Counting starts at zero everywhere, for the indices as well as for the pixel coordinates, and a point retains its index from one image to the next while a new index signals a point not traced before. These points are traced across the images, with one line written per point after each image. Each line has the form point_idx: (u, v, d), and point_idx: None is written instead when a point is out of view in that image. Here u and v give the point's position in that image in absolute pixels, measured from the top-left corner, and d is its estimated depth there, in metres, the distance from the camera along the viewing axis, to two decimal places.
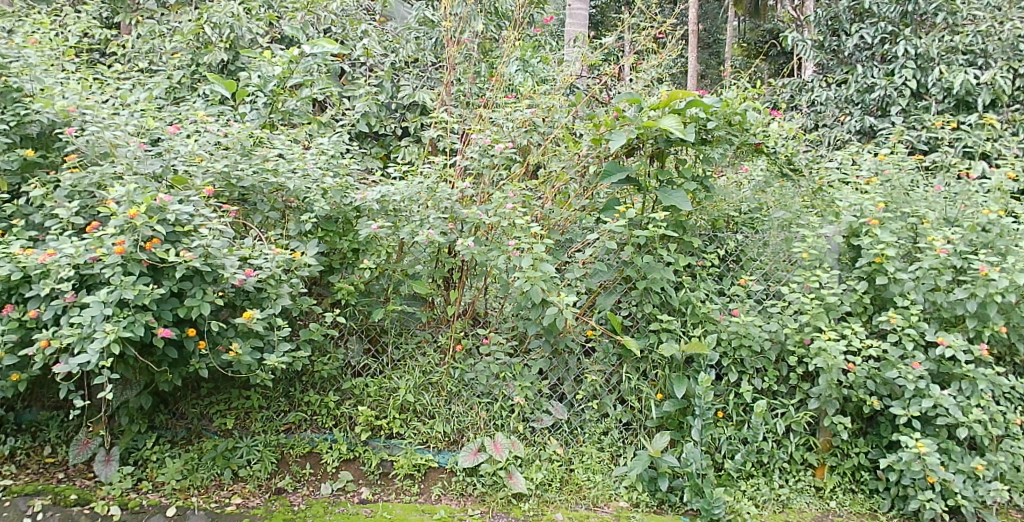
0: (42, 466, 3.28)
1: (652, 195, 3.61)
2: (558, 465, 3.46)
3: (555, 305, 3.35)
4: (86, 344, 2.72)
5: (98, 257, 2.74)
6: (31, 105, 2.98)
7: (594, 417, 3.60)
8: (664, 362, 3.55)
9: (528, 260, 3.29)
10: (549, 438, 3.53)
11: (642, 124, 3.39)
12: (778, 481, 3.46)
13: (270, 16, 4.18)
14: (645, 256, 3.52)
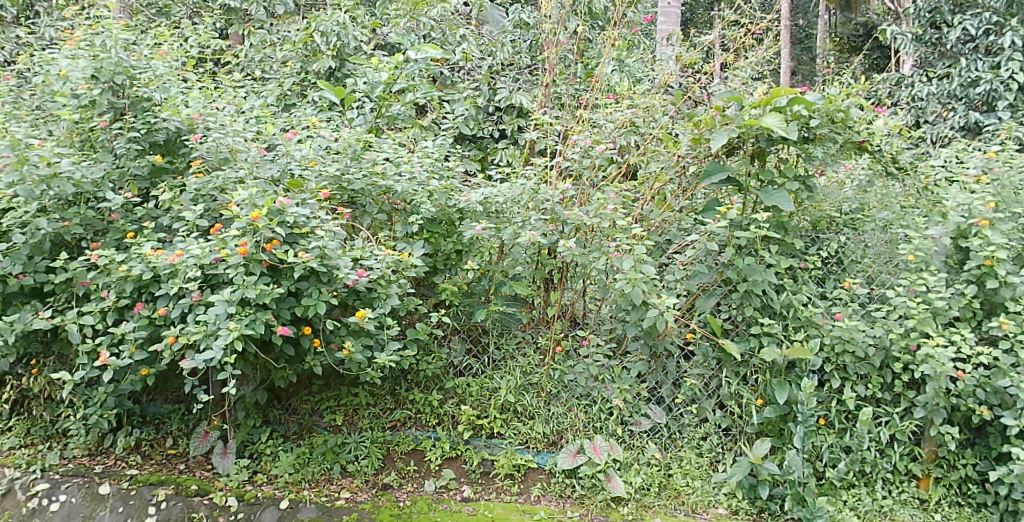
0: (166, 457, 3.33)
1: (753, 195, 3.53)
2: (656, 470, 3.43)
3: (656, 308, 3.32)
4: (210, 341, 2.85)
5: (223, 257, 2.88)
6: (159, 113, 3.07)
7: (693, 421, 3.53)
8: (765, 367, 3.46)
9: (629, 261, 3.28)
10: (647, 442, 3.50)
11: (744, 122, 3.32)
12: (881, 492, 3.32)
13: (375, 23, 4.25)
14: (746, 258, 3.43)
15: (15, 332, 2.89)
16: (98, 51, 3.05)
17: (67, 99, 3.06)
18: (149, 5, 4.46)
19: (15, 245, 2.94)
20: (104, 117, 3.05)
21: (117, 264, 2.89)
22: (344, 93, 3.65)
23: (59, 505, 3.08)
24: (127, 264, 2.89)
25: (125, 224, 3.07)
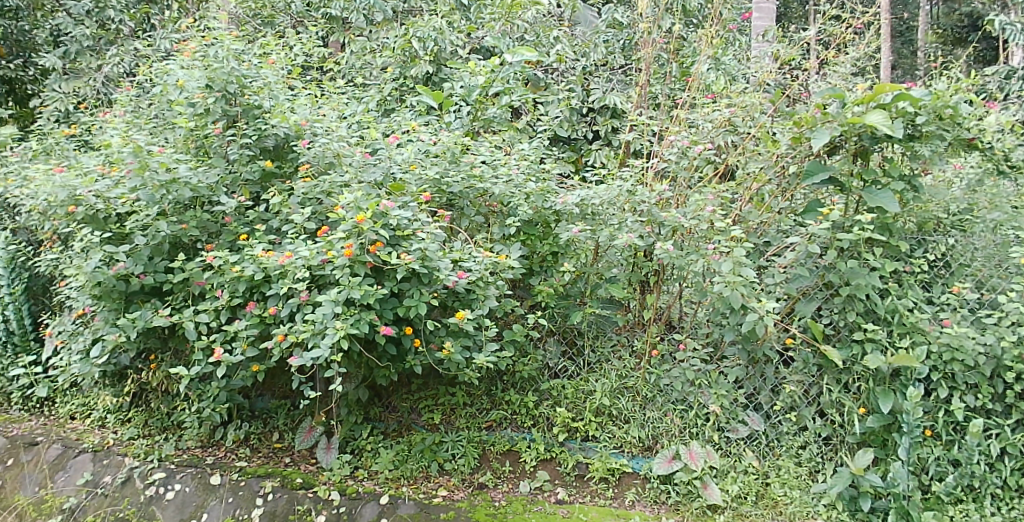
0: (272, 451, 3.35)
1: (855, 195, 3.39)
2: (753, 478, 3.34)
3: (755, 312, 3.25)
4: (318, 340, 2.94)
5: (329, 259, 2.96)
6: (269, 120, 3.15)
7: (791, 430, 3.42)
8: (869, 375, 3.30)
9: (727, 264, 3.22)
10: (744, 450, 3.41)
11: (846, 120, 3.19)
12: (990, 508, 3.13)
13: (471, 27, 4.30)
14: (849, 261, 3.31)
15: (136, 328, 2.93)
16: (214, 61, 3.13)
17: (184, 108, 3.15)
18: (254, 16, 4.64)
19: (137, 246, 2.96)
20: (219, 125, 3.12)
21: (231, 265, 2.94)
22: (443, 97, 3.75)
23: (174, 494, 3.07)
24: (240, 265, 2.94)
25: (238, 226, 3.09)
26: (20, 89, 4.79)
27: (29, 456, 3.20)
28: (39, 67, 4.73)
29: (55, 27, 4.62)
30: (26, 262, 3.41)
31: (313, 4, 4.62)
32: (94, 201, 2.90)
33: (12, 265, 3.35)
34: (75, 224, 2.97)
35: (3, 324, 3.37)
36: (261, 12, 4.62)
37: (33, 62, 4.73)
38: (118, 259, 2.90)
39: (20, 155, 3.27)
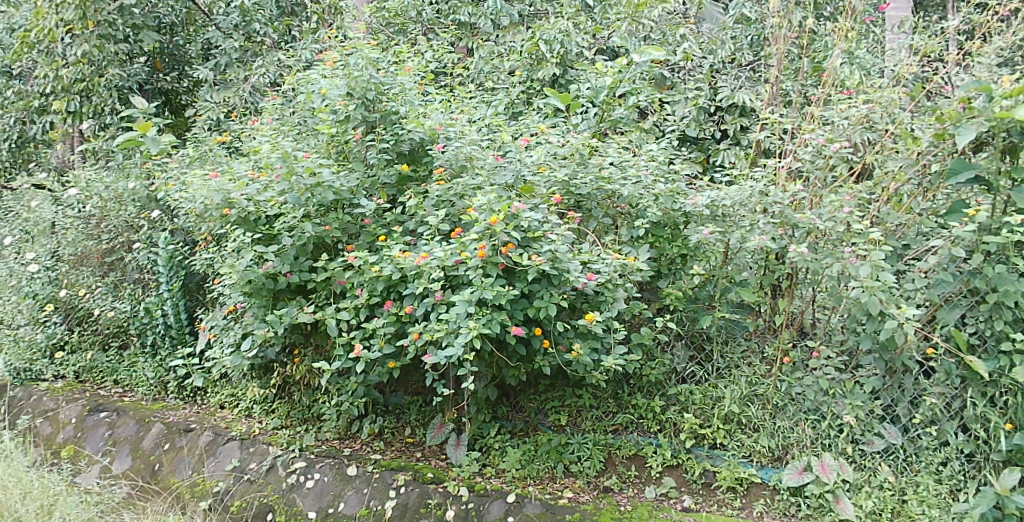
0: (404, 445, 3.43)
1: (1004, 195, 3.14)
2: (890, 494, 3.17)
3: (894, 319, 3.08)
4: (452, 339, 3.00)
5: (463, 260, 3.02)
6: (406, 125, 3.24)
7: (931, 444, 3.21)
8: (1017, 388, 3.08)
9: (866, 268, 3.04)
10: (880, 464, 3.23)
11: (995, 115, 2.99)
12: None
13: (597, 28, 4.43)
14: (997, 266, 3.08)
15: (284, 324, 3.05)
16: (354, 70, 3.24)
17: (327, 115, 3.26)
18: (386, 24, 4.78)
19: (284, 246, 3.09)
20: (359, 131, 3.24)
21: (370, 265, 3.03)
22: (570, 99, 3.72)
23: (313, 483, 3.17)
24: (379, 265, 3.03)
25: (376, 228, 3.19)
26: (176, 101, 5.14)
27: (184, 441, 3.35)
28: (191, 78, 5.06)
29: (207, 41, 4.94)
30: (184, 260, 3.63)
31: (442, 10, 4.74)
32: (246, 204, 3.06)
33: (171, 264, 3.57)
34: (228, 226, 3.13)
35: (162, 318, 3.61)
36: (392, 21, 4.76)
37: (188, 74, 5.07)
38: (268, 258, 3.02)
39: (178, 160, 3.50)
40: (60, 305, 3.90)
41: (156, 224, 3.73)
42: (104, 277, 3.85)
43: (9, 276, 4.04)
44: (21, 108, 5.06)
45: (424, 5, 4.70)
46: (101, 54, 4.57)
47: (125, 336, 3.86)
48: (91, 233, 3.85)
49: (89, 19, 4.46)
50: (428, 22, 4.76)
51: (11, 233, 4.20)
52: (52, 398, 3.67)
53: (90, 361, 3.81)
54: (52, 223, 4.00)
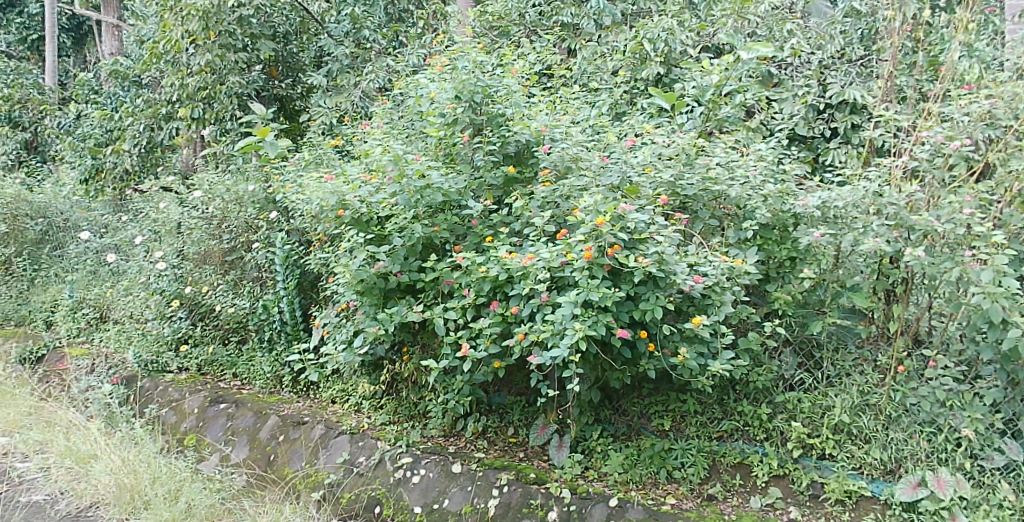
0: (507, 445, 3.45)
1: None
2: (1010, 514, 2.95)
3: (1019, 327, 2.87)
4: (557, 340, 3.00)
5: (569, 261, 3.02)
6: (513, 127, 3.29)
7: None
8: None
9: (989, 272, 2.87)
10: (1000, 482, 3.03)
11: None
12: None
13: (701, 24, 4.32)
14: None
15: (394, 322, 3.12)
16: (462, 74, 3.30)
17: (436, 119, 3.37)
18: (490, 28, 4.89)
19: (395, 247, 3.15)
20: (466, 133, 3.29)
21: (478, 265, 3.08)
22: (676, 99, 3.71)
23: (419, 478, 3.21)
24: (486, 266, 3.07)
25: (483, 229, 3.24)
26: (290, 106, 5.29)
27: (298, 433, 3.46)
28: (304, 85, 5.24)
29: (320, 48, 5.19)
30: (299, 259, 3.77)
31: (545, 12, 4.86)
32: (359, 205, 3.15)
33: (287, 263, 3.71)
34: (342, 226, 3.23)
35: (278, 315, 3.79)
36: (498, 24, 4.87)
37: (300, 81, 5.25)
38: (380, 258, 3.09)
39: (296, 163, 3.67)
40: (184, 301, 4.14)
41: (274, 224, 3.90)
42: (225, 275, 4.09)
43: (142, 273, 4.33)
44: (149, 115, 5.35)
45: (528, 7, 4.84)
46: (223, 63, 4.84)
47: (243, 331, 4.07)
48: (215, 234, 4.09)
49: (212, 30, 4.75)
50: (532, 25, 4.88)
51: (143, 232, 4.51)
52: (177, 388, 3.84)
53: (211, 354, 4.02)
54: (179, 223, 4.26)
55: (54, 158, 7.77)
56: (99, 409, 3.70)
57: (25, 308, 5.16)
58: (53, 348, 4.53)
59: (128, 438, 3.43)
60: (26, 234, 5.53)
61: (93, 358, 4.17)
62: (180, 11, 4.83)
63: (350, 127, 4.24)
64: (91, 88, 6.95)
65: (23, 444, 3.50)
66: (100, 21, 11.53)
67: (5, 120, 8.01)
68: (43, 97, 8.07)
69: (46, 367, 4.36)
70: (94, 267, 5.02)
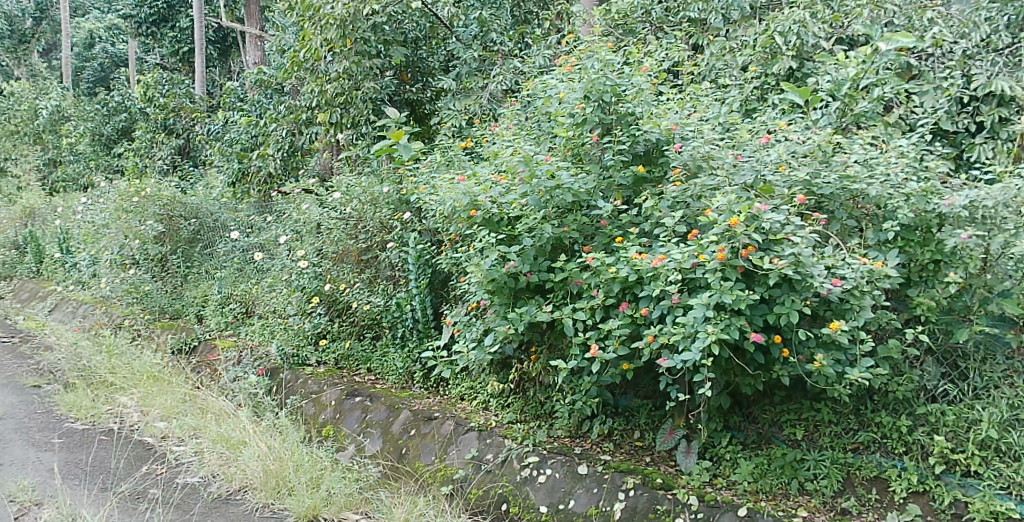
0: (633, 449, 3.41)
1: None
2: None
3: None
4: (689, 343, 2.93)
5: (701, 262, 2.94)
6: (642, 126, 3.24)
7: None
8: None
9: None
10: None
11: None
12: None
13: (836, 15, 4.13)
14: None
15: (523, 322, 3.14)
16: (592, 73, 3.30)
17: (565, 119, 3.39)
18: (615, 26, 4.88)
19: (524, 247, 3.18)
20: (595, 133, 3.29)
21: (608, 266, 3.05)
22: (810, 94, 3.55)
23: (545, 478, 3.22)
24: (616, 266, 3.04)
25: (613, 229, 3.23)
26: (421, 110, 5.50)
27: (429, 428, 3.56)
28: (435, 89, 5.42)
29: (450, 53, 5.38)
30: (431, 259, 3.85)
31: (671, 8, 4.75)
32: (491, 206, 3.20)
33: (419, 262, 3.81)
34: (474, 226, 3.28)
35: (411, 312, 3.87)
36: (623, 23, 4.87)
37: (430, 85, 5.44)
38: (510, 258, 3.12)
39: (429, 165, 3.79)
40: (323, 298, 4.31)
41: (407, 224, 3.99)
42: (360, 273, 4.22)
43: (285, 271, 4.58)
44: (291, 121, 5.65)
45: (654, 4, 4.76)
46: (359, 69, 5.02)
47: (377, 328, 4.18)
48: (352, 234, 4.24)
49: (348, 37, 4.92)
50: (658, 21, 4.83)
51: (287, 232, 4.77)
52: (316, 381, 4.05)
53: (347, 349, 4.18)
54: (318, 223, 4.45)
55: (203, 161, 8.33)
56: (245, 398, 3.98)
57: (179, 302, 5.50)
58: (205, 340, 4.88)
59: (272, 427, 3.66)
60: (180, 234, 5.84)
61: (240, 350, 4.47)
62: (319, 22, 5.08)
63: (480, 129, 4.33)
64: (237, 96, 7.43)
65: (178, 428, 3.80)
66: (242, 32, 12.25)
67: (161, 126, 8.72)
68: (194, 106, 8.76)
69: (197, 358, 4.68)
70: (241, 266, 5.30)
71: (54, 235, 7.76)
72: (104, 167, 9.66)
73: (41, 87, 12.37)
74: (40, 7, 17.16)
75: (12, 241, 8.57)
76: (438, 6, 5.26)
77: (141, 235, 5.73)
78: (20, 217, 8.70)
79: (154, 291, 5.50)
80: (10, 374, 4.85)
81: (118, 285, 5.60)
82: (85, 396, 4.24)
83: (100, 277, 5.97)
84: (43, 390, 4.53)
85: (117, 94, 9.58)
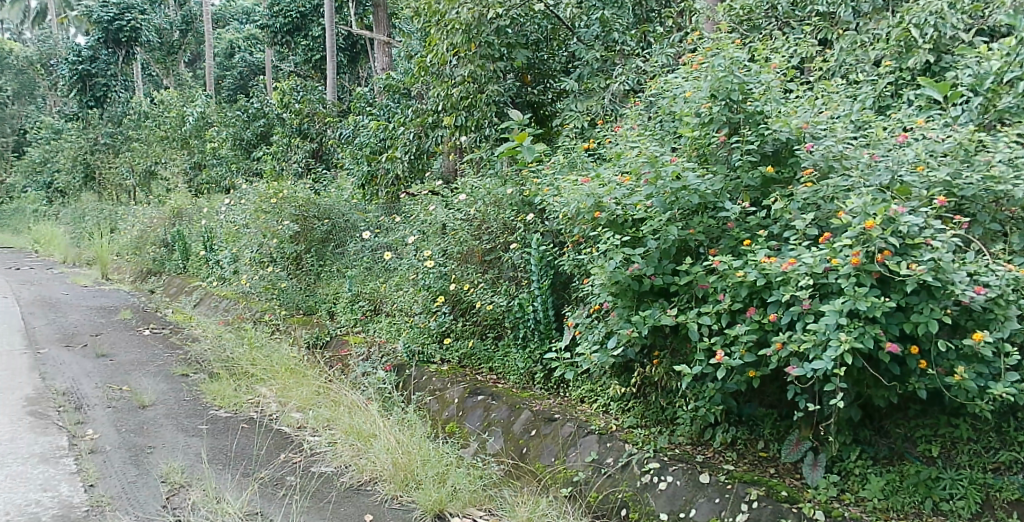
0: (757, 459, 3.30)
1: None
2: None
3: None
4: (820, 352, 2.80)
5: (834, 267, 2.81)
6: (772, 125, 3.16)
7: None
8: None
9: None
10: None
11: None
12: None
13: (977, 5, 3.83)
14: None
15: (648, 325, 3.10)
16: (718, 71, 3.22)
17: (691, 118, 3.33)
18: (739, 22, 4.75)
19: (649, 249, 3.15)
20: (722, 133, 3.22)
21: (735, 270, 2.98)
22: (950, 89, 3.39)
23: (666, 485, 3.15)
24: (744, 270, 2.97)
25: (740, 232, 3.17)
26: (542, 112, 5.50)
27: (549, 429, 3.57)
28: (555, 90, 5.42)
29: (571, 54, 5.42)
30: (553, 260, 3.86)
31: (799, 2, 4.66)
32: (616, 207, 3.19)
33: (542, 263, 3.83)
34: (599, 228, 3.28)
35: (533, 313, 3.90)
36: (747, 19, 4.74)
37: (551, 87, 5.43)
38: (634, 261, 3.10)
39: (554, 167, 3.84)
40: (448, 297, 4.39)
41: (530, 226, 4.02)
42: (484, 274, 4.28)
43: (411, 271, 4.71)
44: (418, 124, 5.84)
45: None
46: (483, 72, 5.13)
47: (499, 328, 4.24)
48: (476, 235, 4.31)
49: (473, 42, 5.05)
50: (784, 15, 4.73)
51: (412, 232, 4.85)
52: (440, 378, 4.16)
53: (470, 348, 4.25)
54: (444, 224, 4.52)
55: (334, 164, 8.73)
56: (375, 393, 4.13)
57: (312, 299, 5.77)
58: (336, 335, 5.08)
59: (400, 422, 3.79)
60: (314, 234, 6.09)
61: (369, 346, 4.64)
62: (444, 27, 5.21)
63: (602, 128, 4.31)
64: (367, 101, 7.79)
65: (314, 419, 4.00)
66: (370, 39, 12.78)
67: (296, 131, 9.21)
68: (326, 111, 9.24)
69: (330, 353, 4.89)
70: (370, 264, 5.51)
71: (199, 234, 8.32)
72: (245, 170, 10.17)
73: (186, 96, 13.25)
74: (187, 20, 18.60)
75: (162, 239, 9.21)
76: (561, 8, 5.39)
77: (278, 234, 6.03)
78: (168, 217, 9.32)
79: (290, 289, 5.82)
80: (162, 363, 5.24)
81: (258, 283, 5.97)
82: (229, 386, 4.55)
83: (241, 274, 6.37)
84: (192, 378, 4.88)
85: (256, 101, 10.15)
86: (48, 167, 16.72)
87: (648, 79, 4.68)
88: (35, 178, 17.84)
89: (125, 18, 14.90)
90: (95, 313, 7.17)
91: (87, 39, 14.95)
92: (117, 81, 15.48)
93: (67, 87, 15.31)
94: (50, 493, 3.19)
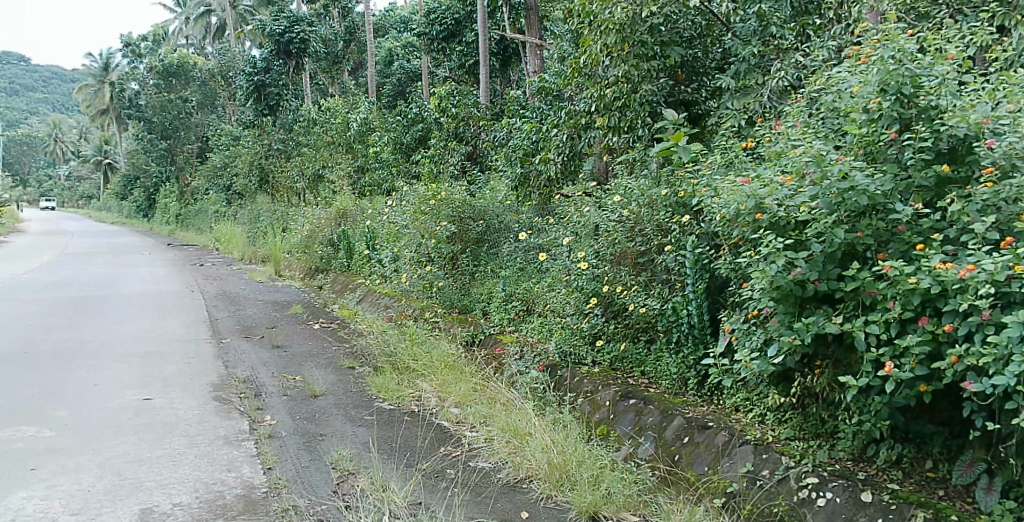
0: (925, 480, 3.05)
1: None
2: None
3: None
4: (1002, 367, 2.54)
5: (1018, 274, 2.56)
6: (948, 120, 2.91)
7: None
8: None
9: None
10: None
11: None
12: None
13: None
14: None
15: (811, 333, 2.98)
16: (889, 64, 3.04)
17: (858, 115, 3.14)
18: (907, 11, 4.56)
19: (813, 253, 3.01)
20: (892, 129, 3.03)
21: (907, 276, 2.77)
22: None
23: (825, 502, 3.00)
24: (917, 276, 2.75)
25: (912, 235, 2.95)
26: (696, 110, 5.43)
27: (703, 437, 3.50)
28: (710, 88, 5.37)
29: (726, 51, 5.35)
30: (709, 263, 3.75)
31: None
32: (777, 208, 3.07)
33: (697, 266, 3.75)
34: (760, 231, 3.18)
35: (687, 317, 3.85)
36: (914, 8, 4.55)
37: (705, 85, 5.38)
38: (798, 265, 2.98)
39: (712, 167, 3.76)
40: (601, 298, 4.36)
41: (686, 228, 3.95)
42: (637, 276, 4.23)
43: (564, 271, 4.75)
44: (572, 125, 5.98)
45: None
46: (637, 72, 5.10)
47: (651, 331, 4.20)
48: (629, 236, 4.25)
49: (627, 41, 5.03)
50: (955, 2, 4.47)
51: (566, 233, 4.88)
52: (591, 380, 4.19)
53: (622, 351, 4.25)
54: (596, 226, 4.52)
55: (489, 166, 8.97)
56: (528, 391, 4.29)
57: (466, 298, 6.00)
58: (489, 333, 5.27)
59: (556, 423, 3.87)
60: (469, 234, 6.24)
61: (521, 345, 4.81)
62: (598, 28, 5.21)
63: (761, 126, 4.18)
64: (519, 104, 7.97)
65: (472, 415, 4.15)
66: (520, 41, 12.99)
67: (454, 135, 9.58)
68: (481, 114, 9.54)
69: (485, 350, 5.07)
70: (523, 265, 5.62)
71: (362, 233, 8.78)
72: (404, 173, 10.58)
73: (348, 102, 14.05)
74: (349, 30, 19.68)
75: (328, 238, 9.78)
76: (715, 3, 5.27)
77: (436, 235, 6.22)
78: (336, 218, 9.72)
79: (446, 287, 6.06)
80: (330, 356, 5.60)
81: (417, 282, 6.24)
82: (392, 379, 4.79)
83: (400, 272, 6.66)
84: (358, 371, 5.21)
85: (415, 106, 10.62)
86: (228, 171, 18.24)
87: (809, 75, 4.59)
88: (215, 182, 19.54)
89: (295, 30, 15.81)
90: (271, 306, 7.75)
91: (263, 52, 16.24)
92: (288, 90, 16.70)
93: (244, 97, 16.67)
94: (234, 473, 3.48)
